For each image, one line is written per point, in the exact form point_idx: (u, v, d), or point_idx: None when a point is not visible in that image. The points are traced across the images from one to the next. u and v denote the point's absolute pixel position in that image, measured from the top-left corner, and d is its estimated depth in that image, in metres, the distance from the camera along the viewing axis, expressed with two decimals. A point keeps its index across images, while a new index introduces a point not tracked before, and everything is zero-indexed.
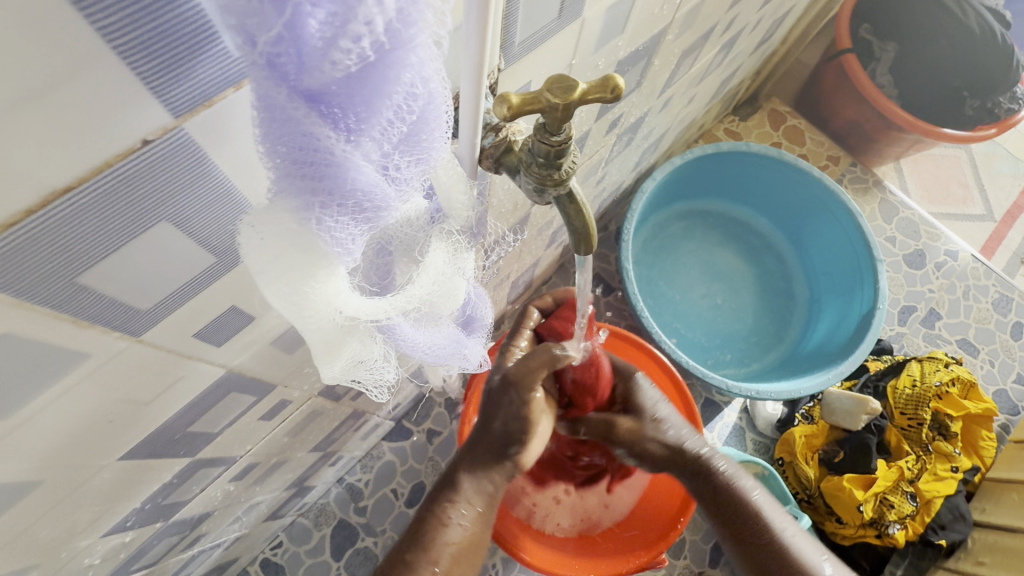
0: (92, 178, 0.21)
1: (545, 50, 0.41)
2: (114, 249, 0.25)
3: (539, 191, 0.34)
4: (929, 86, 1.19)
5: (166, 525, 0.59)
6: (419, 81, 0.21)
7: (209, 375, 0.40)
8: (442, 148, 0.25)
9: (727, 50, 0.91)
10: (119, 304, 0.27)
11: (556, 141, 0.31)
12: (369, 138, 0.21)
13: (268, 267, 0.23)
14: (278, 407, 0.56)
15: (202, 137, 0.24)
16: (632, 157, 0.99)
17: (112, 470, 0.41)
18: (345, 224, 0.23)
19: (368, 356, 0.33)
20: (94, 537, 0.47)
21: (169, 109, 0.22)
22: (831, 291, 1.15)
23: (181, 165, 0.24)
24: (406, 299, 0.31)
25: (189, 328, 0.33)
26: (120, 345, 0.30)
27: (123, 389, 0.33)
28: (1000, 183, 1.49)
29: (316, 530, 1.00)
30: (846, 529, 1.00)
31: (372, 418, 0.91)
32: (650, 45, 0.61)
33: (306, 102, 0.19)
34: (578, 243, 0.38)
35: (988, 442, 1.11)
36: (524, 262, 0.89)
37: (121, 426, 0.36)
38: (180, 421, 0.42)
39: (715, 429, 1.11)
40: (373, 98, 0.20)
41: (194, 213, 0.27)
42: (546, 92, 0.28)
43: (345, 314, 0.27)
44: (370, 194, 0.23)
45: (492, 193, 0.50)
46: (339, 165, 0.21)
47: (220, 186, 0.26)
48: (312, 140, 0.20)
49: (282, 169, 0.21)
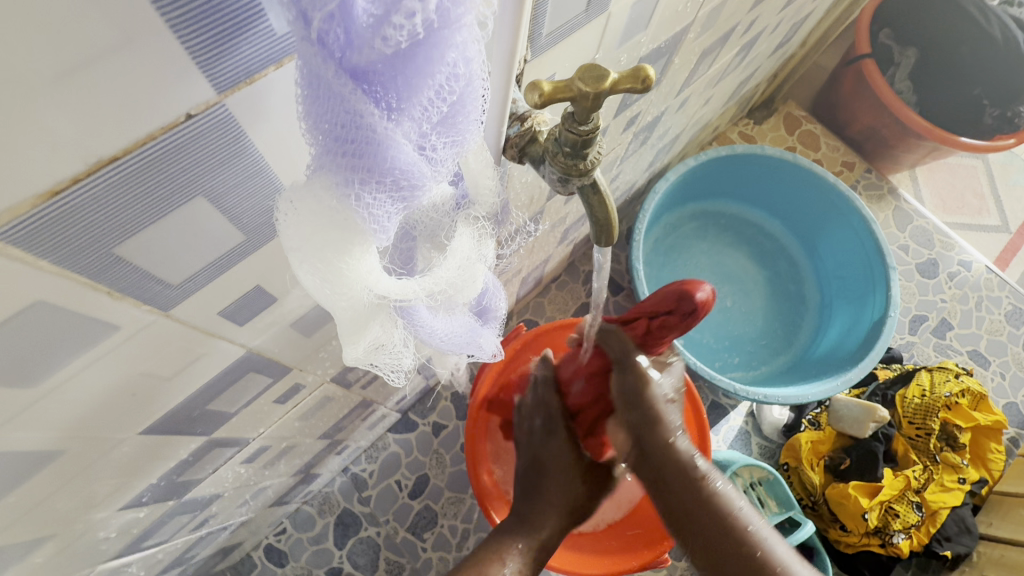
0: (136, 149, 0.22)
1: (571, 42, 0.41)
2: (150, 222, 0.25)
3: (564, 180, 0.34)
4: (948, 95, 1.17)
5: (177, 505, 0.60)
6: (461, 61, 0.21)
7: (229, 354, 0.40)
8: (476, 131, 0.25)
9: (746, 51, 0.91)
10: (151, 277, 0.28)
11: (583, 131, 0.31)
12: (409, 117, 0.22)
13: (304, 243, 0.24)
14: (292, 391, 0.57)
15: (242, 114, 0.24)
16: (646, 156, 0.99)
17: (131, 444, 0.41)
18: (382, 203, 0.24)
19: (389, 339, 0.34)
20: (109, 511, 0.48)
21: (212, 84, 0.22)
22: (843, 297, 1.15)
23: (221, 140, 0.24)
24: (433, 282, 0.32)
25: (215, 305, 0.34)
26: (149, 318, 0.30)
27: (147, 363, 0.34)
28: (1017, 195, 1.47)
29: (320, 517, 1.01)
30: (850, 536, 1.00)
31: (379, 408, 0.92)
32: (672, 42, 0.60)
33: (351, 79, 0.20)
34: (599, 233, 0.39)
35: (997, 455, 1.10)
36: (536, 257, 0.89)
37: (142, 400, 0.37)
38: (197, 400, 0.43)
39: (721, 432, 1.11)
40: (415, 78, 0.21)
41: (229, 189, 0.27)
42: (578, 80, 0.28)
43: (375, 292, 0.28)
44: (407, 173, 0.23)
45: (511, 185, 0.50)
46: (380, 143, 0.21)
47: (257, 164, 0.27)
48: (355, 117, 0.20)
49: (325, 147, 0.21)
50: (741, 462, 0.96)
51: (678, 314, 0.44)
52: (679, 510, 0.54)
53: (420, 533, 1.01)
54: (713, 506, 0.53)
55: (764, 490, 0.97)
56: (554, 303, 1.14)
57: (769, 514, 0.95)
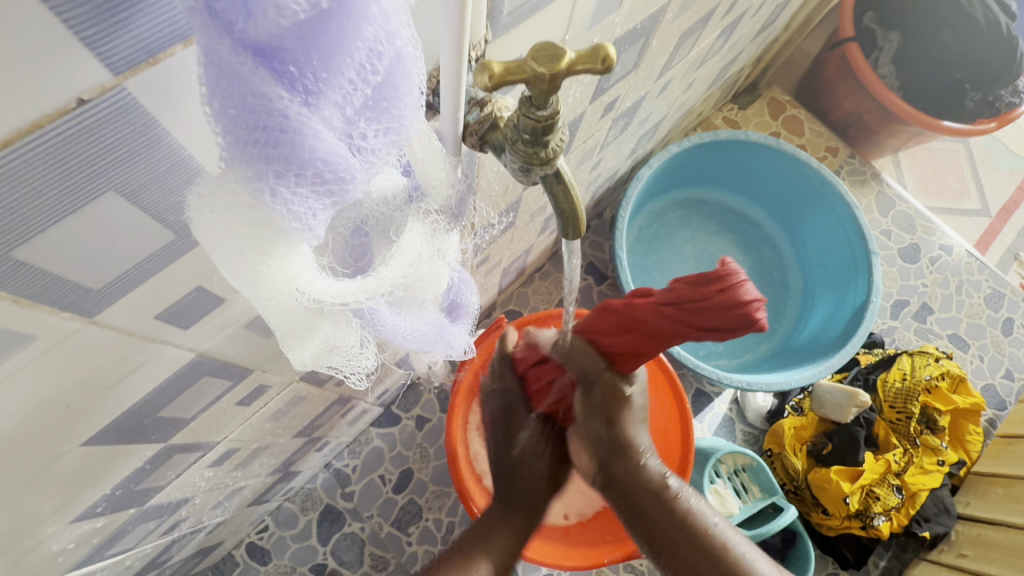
0: (19, 142, 0.19)
1: (536, 21, 0.38)
2: (54, 220, 0.23)
3: (525, 170, 0.32)
4: (930, 78, 1.17)
5: (142, 511, 0.57)
6: (383, 36, 0.20)
7: (177, 359, 0.38)
8: (414, 116, 0.23)
9: (729, 33, 0.88)
10: (65, 281, 0.25)
11: (542, 117, 0.29)
12: (329, 102, 0.20)
13: (221, 242, 0.22)
14: (257, 392, 0.54)
15: (149, 98, 0.21)
16: (628, 142, 0.97)
17: (74, 456, 0.39)
18: (305, 198, 0.22)
19: (342, 342, 0.32)
20: (60, 524, 0.45)
21: (106, 65, 0.19)
22: (826, 283, 1.14)
23: (128, 128, 0.22)
24: (378, 283, 0.29)
25: (149, 310, 0.31)
26: (72, 327, 0.28)
27: (79, 372, 0.31)
28: (997, 178, 1.47)
29: (303, 514, 0.99)
30: (832, 520, 1.00)
31: (359, 403, 0.89)
32: (648, 24, 0.58)
33: (253, 56, 0.18)
34: (565, 226, 0.36)
35: (975, 437, 1.11)
36: (516, 247, 0.87)
37: (82, 411, 0.34)
38: (148, 406, 0.40)
39: (705, 419, 1.11)
40: (331, 54, 0.19)
41: (145, 184, 0.25)
42: (531, 60, 0.26)
43: (306, 293, 0.26)
44: (332, 164, 0.21)
45: (481, 174, 0.49)
46: (295, 132, 0.20)
47: (173, 156, 0.24)
48: (261, 100, 0.19)
49: (232, 135, 0.19)
50: (726, 448, 0.96)
51: (715, 295, 0.36)
52: (630, 500, 0.57)
53: (404, 528, 1.00)
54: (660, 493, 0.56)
55: (747, 477, 0.96)
56: (538, 293, 1.13)
57: (753, 500, 0.94)
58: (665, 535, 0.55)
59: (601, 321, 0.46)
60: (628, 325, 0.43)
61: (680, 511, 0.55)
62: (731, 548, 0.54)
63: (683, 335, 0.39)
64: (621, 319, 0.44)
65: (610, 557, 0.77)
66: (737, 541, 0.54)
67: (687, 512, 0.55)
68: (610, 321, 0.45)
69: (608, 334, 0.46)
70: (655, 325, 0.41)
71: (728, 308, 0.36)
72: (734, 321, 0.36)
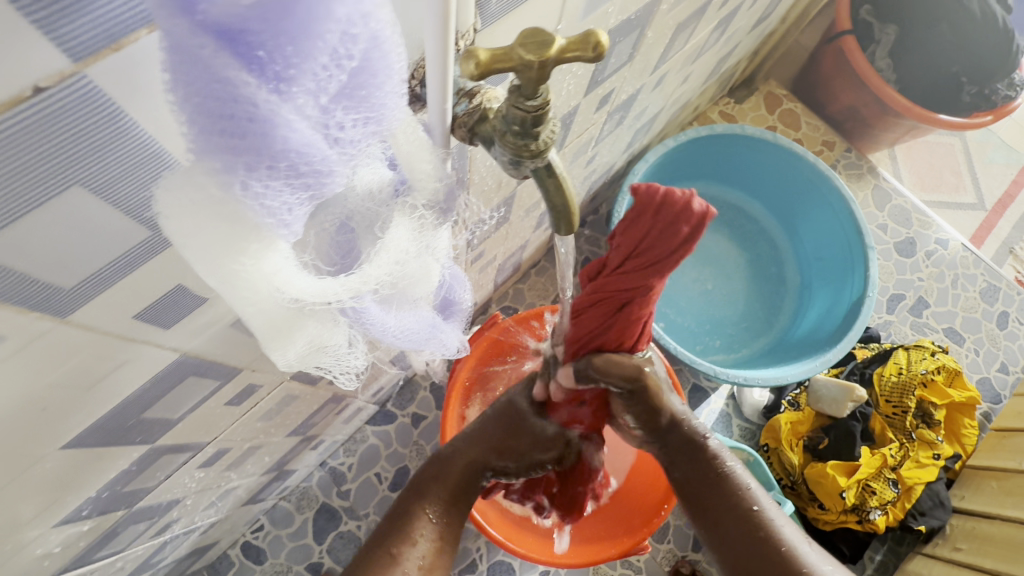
0: None
1: (527, 10, 0.37)
2: (15, 216, 0.21)
3: (515, 163, 0.31)
4: (927, 71, 1.16)
5: (131, 513, 0.56)
6: (357, 17, 0.19)
7: (160, 360, 0.37)
8: (393, 104, 0.22)
9: (725, 26, 0.87)
10: (33, 281, 0.24)
11: (531, 107, 0.28)
12: (302, 89, 0.19)
13: (194, 238, 0.21)
14: (247, 391, 0.53)
15: (113, 87, 0.20)
16: (624, 137, 0.96)
17: (56, 459, 0.38)
18: (278, 191, 0.21)
19: (328, 341, 0.31)
20: (45, 527, 0.44)
21: (64, 51, 0.18)
22: (823, 277, 1.13)
23: (91, 118, 0.21)
24: (362, 280, 0.28)
25: (127, 309, 0.30)
26: (42, 328, 0.26)
27: (56, 371, 0.30)
28: (992, 171, 1.47)
29: (298, 513, 0.98)
30: (828, 515, 1.00)
31: (353, 402, 0.88)
32: (643, 15, 0.57)
33: (217, 39, 0.17)
34: (557, 221, 0.35)
35: (971, 430, 1.11)
36: (511, 243, 0.86)
37: (61, 412, 0.33)
38: (132, 407, 0.40)
39: (702, 415, 1.10)
40: (301, 37, 0.18)
41: (114, 177, 0.24)
42: (519, 47, 0.25)
43: (286, 293, 0.25)
44: (306, 155, 0.20)
45: (473, 169, 0.48)
46: (265, 121, 0.19)
47: (143, 148, 0.23)
48: (226, 87, 0.18)
49: (199, 126, 0.18)
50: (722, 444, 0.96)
51: (657, 222, 0.35)
52: (689, 486, 0.56)
53: None
54: (717, 480, 0.55)
55: None
56: (534, 289, 1.12)
57: None
58: (717, 523, 0.54)
59: (587, 321, 0.45)
60: (615, 304, 0.42)
61: (734, 499, 0.54)
62: (781, 537, 0.51)
63: (659, 273, 0.38)
64: (605, 309, 0.43)
65: (605, 554, 0.76)
66: (787, 531, 0.52)
67: (742, 500, 0.54)
68: (594, 315, 0.44)
69: (600, 328, 0.45)
70: (629, 286, 0.39)
71: (673, 220, 0.34)
72: (681, 225, 0.35)
